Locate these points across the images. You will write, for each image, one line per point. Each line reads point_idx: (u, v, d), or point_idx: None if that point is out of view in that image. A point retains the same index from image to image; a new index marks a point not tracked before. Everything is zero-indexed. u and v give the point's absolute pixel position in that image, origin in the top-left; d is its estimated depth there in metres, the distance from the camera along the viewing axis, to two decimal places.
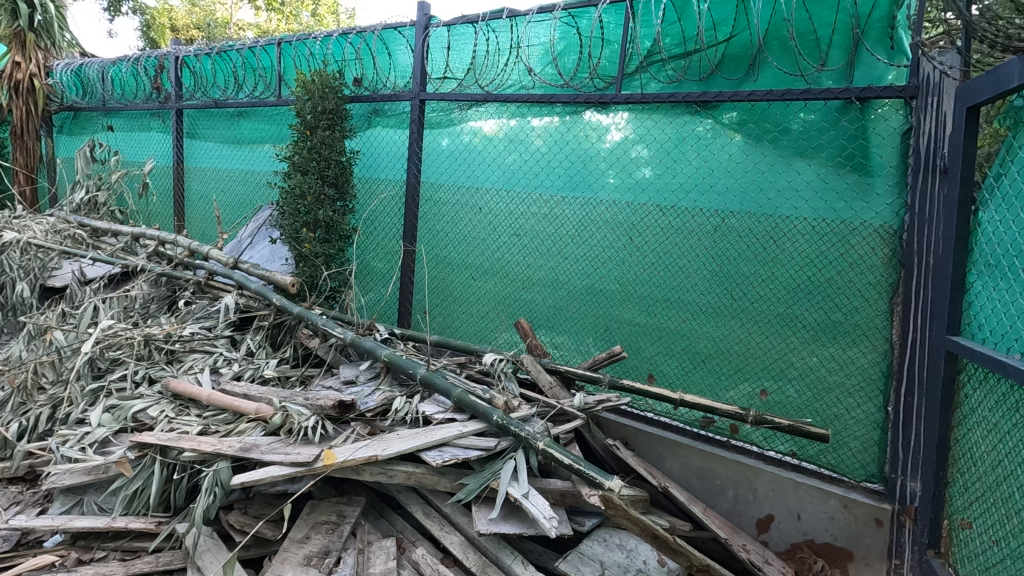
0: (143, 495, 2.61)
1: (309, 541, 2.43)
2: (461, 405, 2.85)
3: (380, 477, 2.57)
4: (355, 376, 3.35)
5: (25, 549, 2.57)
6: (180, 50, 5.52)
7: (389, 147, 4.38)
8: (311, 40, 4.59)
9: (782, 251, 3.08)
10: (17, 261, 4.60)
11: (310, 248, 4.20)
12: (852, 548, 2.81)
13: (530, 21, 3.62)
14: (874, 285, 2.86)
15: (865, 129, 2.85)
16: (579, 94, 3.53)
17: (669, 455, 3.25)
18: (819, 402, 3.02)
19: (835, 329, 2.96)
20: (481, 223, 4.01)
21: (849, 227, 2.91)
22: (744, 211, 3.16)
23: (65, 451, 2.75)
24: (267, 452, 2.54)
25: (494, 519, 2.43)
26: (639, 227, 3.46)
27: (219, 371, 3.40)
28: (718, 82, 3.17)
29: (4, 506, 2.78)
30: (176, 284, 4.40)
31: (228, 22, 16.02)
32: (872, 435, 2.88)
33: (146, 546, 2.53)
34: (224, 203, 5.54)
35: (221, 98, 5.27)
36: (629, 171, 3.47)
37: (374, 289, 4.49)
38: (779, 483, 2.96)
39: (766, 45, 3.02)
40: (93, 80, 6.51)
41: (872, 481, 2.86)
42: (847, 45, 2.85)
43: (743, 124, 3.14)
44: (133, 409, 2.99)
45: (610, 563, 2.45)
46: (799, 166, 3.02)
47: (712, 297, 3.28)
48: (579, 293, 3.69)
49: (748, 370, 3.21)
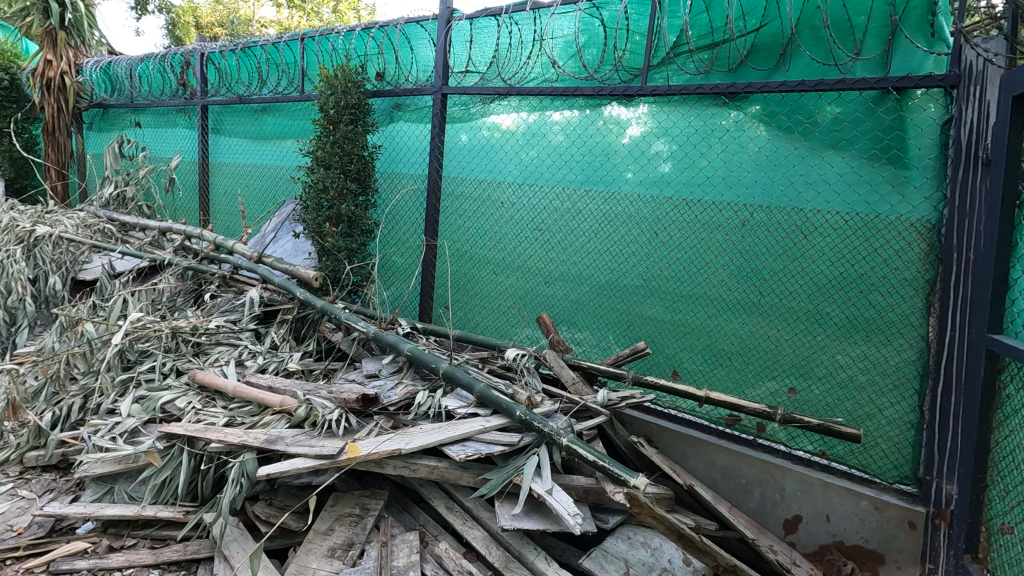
0: (171, 485, 2.66)
1: (333, 533, 2.47)
2: (484, 400, 2.84)
3: (403, 471, 2.58)
4: (378, 370, 3.36)
5: (59, 536, 2.61)
6: (205, 47, 5.59)
7: (411, 142, 4.38)
8: (334, 36, 4.59)
9: (813, 246, 3.01)
10: (49, 255, 4.72)
11: (332, 242, 4.27)
12: (883, 551, 2.73)
13: (554, 12, 3.57)
14: (910, 282, 2.76)
15: (902, 121, 2.74)
16: (603, 86, 3.47)
17: (694, 453, 3.19)
18: (849, 401, 2.95)
19: (867, 327, 2.89)
20: (502, 217, 3.99)
21: (884, 222, 2.83)
22: (772, 205, 3.10)
23: (97, 441, 2.79)
24: (291, 445, 2.56)
25: (517, 514, 2.41)
26: (664, 221, 3.41)
27: (244, 364, 3.44)
28: (747, 72, 3.10)
29: (39, 493, 2.88)
30: (201, 278, 4.46)
31: (252, 20, 16.36)
32: (906, 436, 2.80)
33: (174, 535, 2.58)
34: (249, 197, 5.61)
35: (245, 94, 5.31)
36: (650, 166, 3.43)
37: (397, 283, 4.51)
38: (807, 483, 2.89)
39: (798, 34, 2.93)
40: (122, 77, 6.63)
41: (906, 482, 2.78)
42: (883, 34, 2.74)
43: (771, 116, 3.07)
44: (161, 400, 3.02)
45: (634, 561, 2.43)
46: (830, 158, 2.94)
47: (739, 294, 3.23)
48: (601, 289, 3.65)
49: (774, 368, 3.15)
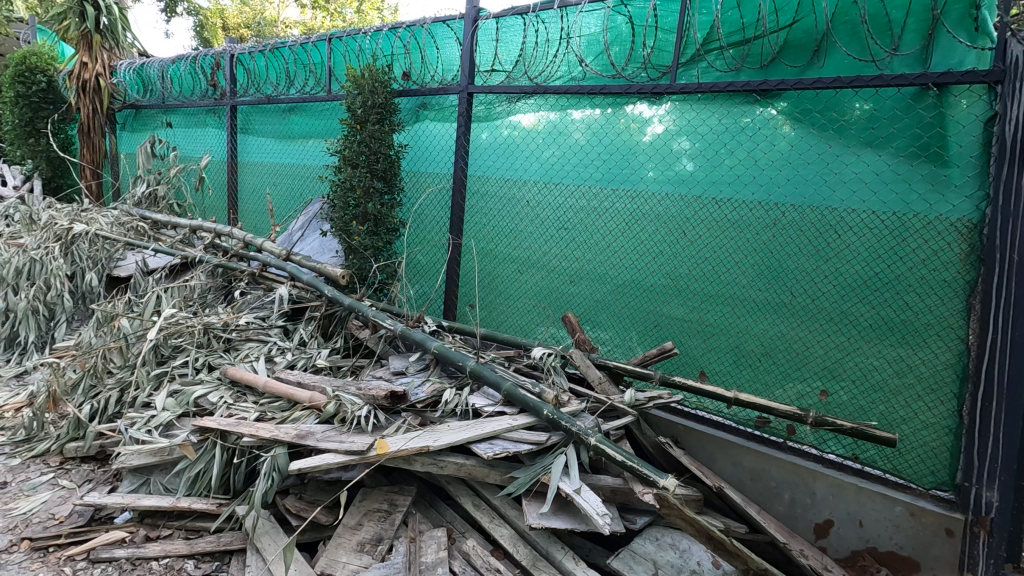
0: (204, 477, 2.72)
1: (362, 528, 2.51)
2: (511, 398, 2.85)
3: (431, 468, 2.60)
4: (405, 367, 3.38)
5: (98, 524, 2.70)
6: (235, 48, 5.68)
7: (436, 141, 4.41)
8: (361, 36, 4.63)
9: (846, 246, 2.95)
10: (86, 252, 4.85)
11: (359, 241, 4.31)
12: (919, 558, 2.65)
13: (582, 10, 3.55)
14: (950, 283, 2.68)
15: (942, 118, 2.66)
16: (631, 84, 3.44)
17: (722, 455, 3.16)
18: (883, 405, 2.89)
19: (903, 329, 2.82)
20: (528, 216, 3.99)
21: (923, 221, 2.75)
22: (805, 204, 3.04)
23: (134, 433, 2.86)
24: (322, 440, 2.59)
25: (545, 513, 2.41)
26: (693, 220, 3.37)
27: (274, 360, 3.50)
28: (780, 69, 3.04)
29: (79, 483, 2.98)
30: (231, 275, 4.55)
31: (277, 20, 16.65)
32: (945, 441, 2.72)
33: (208, 526, 2.64)
34: (277, 195, 5.70)
35: (274, 94, 5.38)
36: (677, 166, 3.40)
37: (423, 281, 4.53)
38: (839, 488, 2.83)
39: (834, 29, 2.88)
40: (154, 79, 6.77)
41: (943, 489, 2.70)
42: (923, 29, 2.67)
43: (803, 113, 3.01)
44: (195, 394, 3.09)
45: (663, 562, 2.41)
46: (867, 157, 2.88)
47: (768, 294, 3.19)
48: (626, 288, 3.63)
49: (805, 370, 3.10)
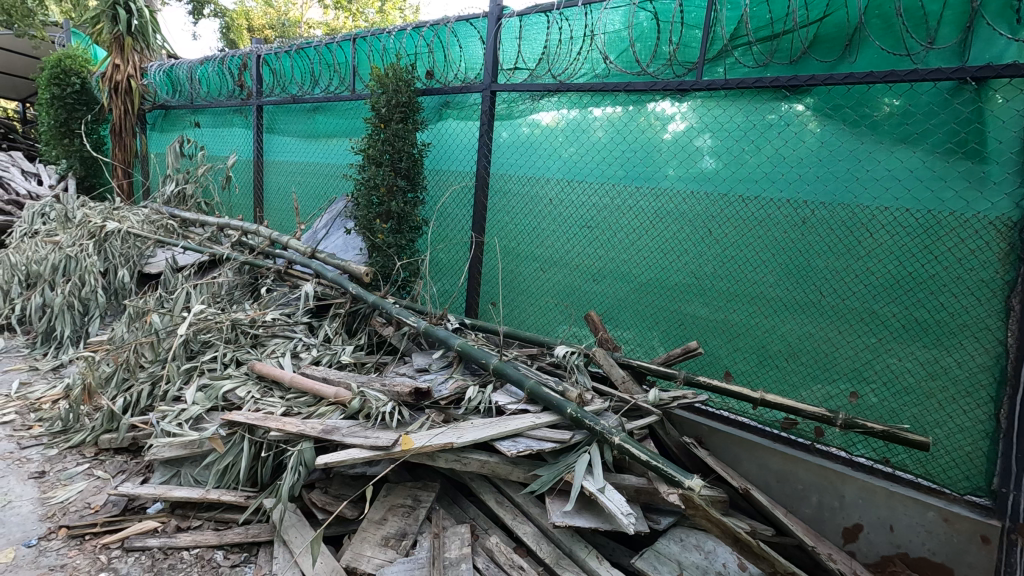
0: (233, 470, 2.78)
1: (386, 523, 2.53)
2: (534, 396, 2.85)
3: (454, 465, 2.62)
4: (428, 364, 3.40)
5: (131, 514, 2.77)
6: (261, 49, 5.77)
7: (458, 139, 4.43)
8: (385, 36, 4.66)
9: (878, 245, 2.88)
10: (118, 249, 4.98)
11: (383, 239, 4.34)
12: (953, 565, 2.58)
13: (607, 7, 3.52)
14: (987, 283, 2.61)
15: (981, 113, 2.58)
16: (656, 81, 3.39)
17: (748, 456, 3.12)
18: (916, 407, 2.82)
19: (937, 330, 2.74)
20: (550, 214, 3.99)
21: (959, 220, 2.66)
22: (834, 202, 2.98)
23: (164, 426, 2.92)
24: (347, 435, 2.63)
25: (568, 511, 2.40)
26: (719, 218, 3.34)
27: (300, 356, 3.56)
28: (810, 64, 2.99)
29: (113, 474, 3.06)
30: (258, 272, 4.65)
31: (301, 21, 16.87)
32: (980, 445, 2.64)
33: (236, 518, 2.70)
34: (302, 194, 5.79)
35: (299, 94, 5.47)
36: (701, 163, 3.36)
37: (445, 279, 4.56)
38: (870, 491, 2.77)
39: (866, 24, 2.82)
40: (183, 79, 6.91)
41: (978, 494, 2.62)
42: (961, 21, 2.58)
43: (834, 109, 2.95)
44: (223, 389, 3.14)
45: (688, 563, 2.40)
46: (900, 153, 2.80)
47: (795, 293, 3.14)
48: (649, 286, 3.60)
49: (835, 371, 3.04)
